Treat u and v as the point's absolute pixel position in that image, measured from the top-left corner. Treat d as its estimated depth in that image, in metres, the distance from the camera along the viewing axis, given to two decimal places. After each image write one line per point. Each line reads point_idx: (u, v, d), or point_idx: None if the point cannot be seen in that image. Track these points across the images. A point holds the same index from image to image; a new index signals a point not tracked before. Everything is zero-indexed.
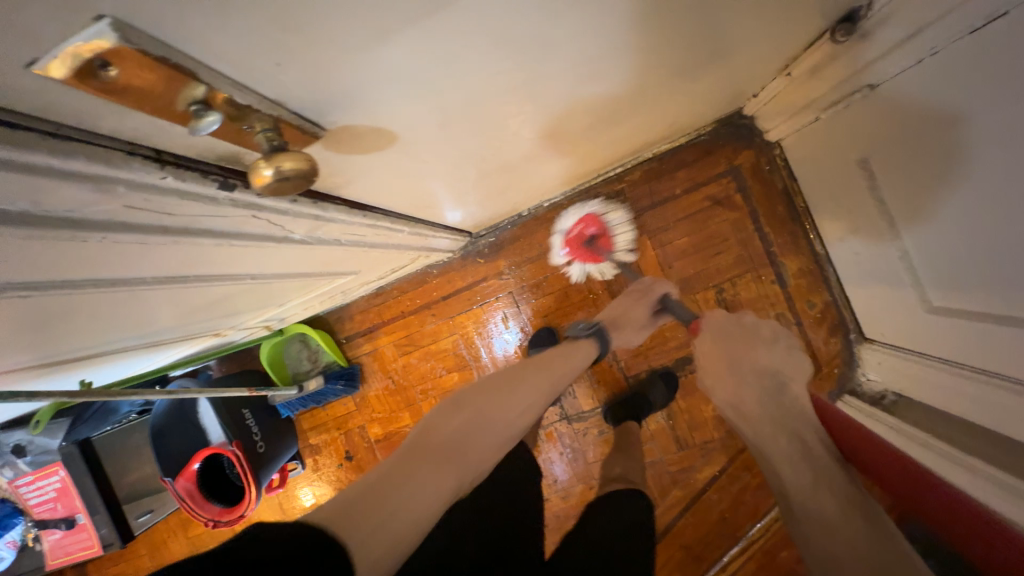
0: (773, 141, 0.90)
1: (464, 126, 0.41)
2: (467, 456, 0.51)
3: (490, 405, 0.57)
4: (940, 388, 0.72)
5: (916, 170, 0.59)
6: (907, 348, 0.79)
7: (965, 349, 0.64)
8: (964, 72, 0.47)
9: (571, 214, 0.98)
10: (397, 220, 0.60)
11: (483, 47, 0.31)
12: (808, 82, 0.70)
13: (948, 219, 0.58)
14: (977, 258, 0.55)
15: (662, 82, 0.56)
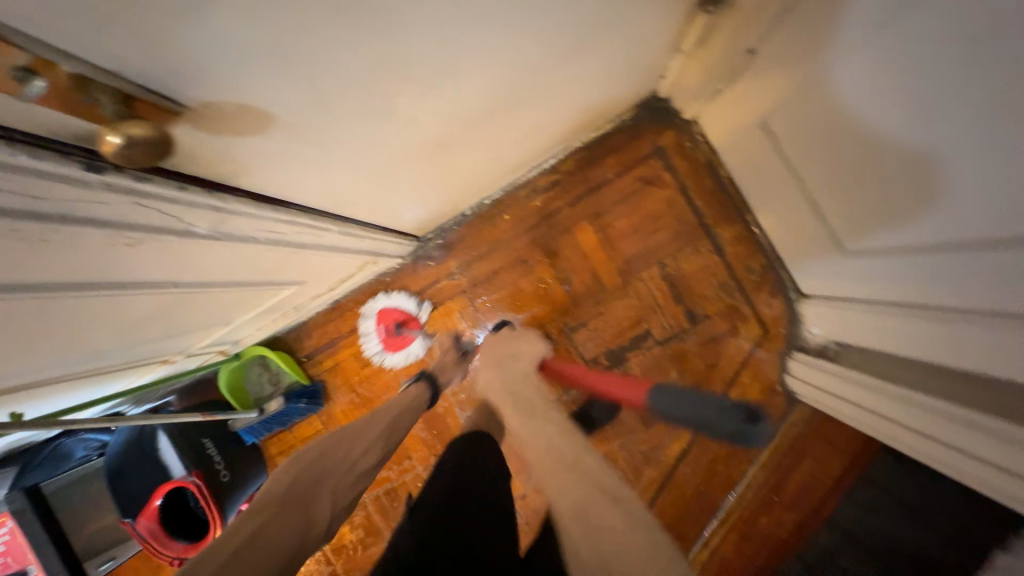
0: (691, 119, 0.95)
1: (349, 110, 0.44)
2: (310, 512, 0.55)
3: (328, 449, 0.62)
4: (872, 329, 0.73)
5: (858, 175, 0.60)
6: (857, 299, 0.75)
7: (882, 287, 0.67)
8: (938, 122, 0.44)
9: (365, 321, 1.08)
10: (320, 218, 0.62)
11: (330, 21, 0.33)
12: (703, 56, 0.75)
13: (849, 161, 0.61)
14: (885, 192, 0.57)
15: (559, 64, 0.60)
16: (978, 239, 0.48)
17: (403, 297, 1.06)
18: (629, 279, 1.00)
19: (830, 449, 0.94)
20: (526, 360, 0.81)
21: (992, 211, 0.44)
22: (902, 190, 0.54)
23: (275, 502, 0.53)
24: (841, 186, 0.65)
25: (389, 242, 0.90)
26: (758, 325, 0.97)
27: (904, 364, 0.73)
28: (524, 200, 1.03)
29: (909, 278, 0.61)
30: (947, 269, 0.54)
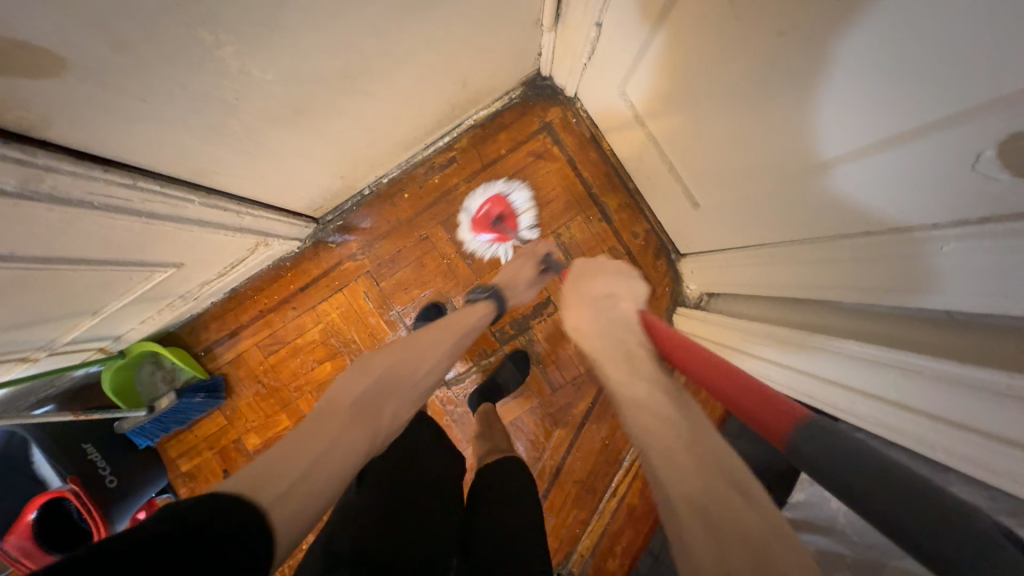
0: (573, 96, 1.02)
1: (163, 59, 0.44)
2: (379, 418, 0.56)
3: (397, 364, 0.61)
4: (738, 271, 0.79)
5: (757, 152, 0.59)
6: (732, 244, 0.79)
7: (731, 230, 0.76)
8: (868, 118, 0.41)
9: (477, 195, 1.04)
10: (168, 184, 0.61)
11: None
12: (565, 33, 0.82)
13: (700, 112, 0.65)
14: (739, 134, 0.60)
15: (414, 33, 0.63)
16: (825, 160, 0.49)
17: (519, 190, 1.04)
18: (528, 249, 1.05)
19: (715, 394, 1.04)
20: (628, 305, 0.64)
21: (842, 126, 0.45)
22: (755, 127, 0.56)
23: (351, 408, 0.54)
24: (699, 139, 0.70)
25: (275, 223, 0.88)
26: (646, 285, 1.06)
27: (776, 302, 0.75)
28: (422, 178, 1.05)
29: (748, 216, 0.69)
30: (803, 201, 0.56)
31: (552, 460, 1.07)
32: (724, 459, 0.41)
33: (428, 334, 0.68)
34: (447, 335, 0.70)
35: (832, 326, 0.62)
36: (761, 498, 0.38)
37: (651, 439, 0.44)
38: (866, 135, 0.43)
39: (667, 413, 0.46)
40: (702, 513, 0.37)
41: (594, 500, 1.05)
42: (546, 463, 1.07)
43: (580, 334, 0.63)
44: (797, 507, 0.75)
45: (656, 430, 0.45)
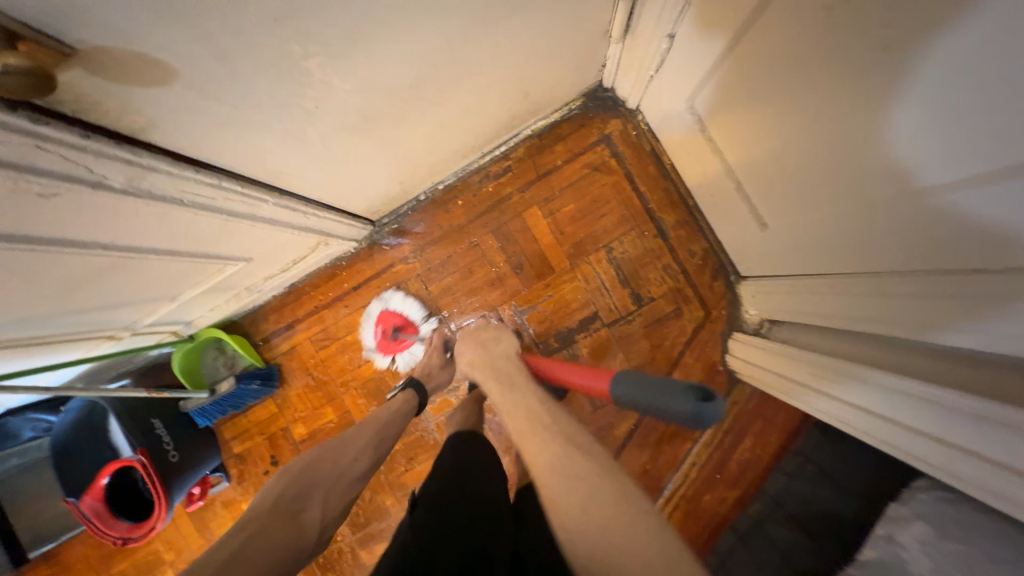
0: (635, 108, 1.00)
1: (256, 69, 0.47)
2: (303, 516, 0.59)
3: (318, 459, 0.66)
4: (807, 298, 0.73)
5: (837, 176, 0.55)
6: (803, 271, 0.73)
7: (804, 255, 0.71)
8: (967, 150, 0.38)
9: (364, 324, 1.08)
10: (249, 185, 0.65)
11: None
12: (634, 44, 0.80)
13: (775, 130, 0.62)
14: (814, 154, 0.57)
15: (486, 44, 0.64)
16: (910, 190, 0.46)
17: (405, 299, 1.06)
18: (577, 262, 1.03)
19: (771, 428, 0.97)
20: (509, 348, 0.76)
21: (937, 154, 0.41)
22: (836, 149, 0.53)
23: (267, 512, 0.56)
24: (771, 157, 0.66)
25: (337, 224, 0.92)
26: (701, 306, 1.01)
27: (850, 337, 0.69)
28: (476, 185, 1.06)
29: (828, 243, 0.64)
30: (886, 230, 0.51)
31: None
32: (572, 434, 0.56)
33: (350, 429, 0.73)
34: (370, 423, 0.75)
35: (922, 369, 0.56)
36: (603, 459, 0.53)
37: (523, 441, 0.58)
38: (966, 166, 0.39)
39: (536, 418, 0.60)
40: (565, 481, 0.51)
41: None
42: None
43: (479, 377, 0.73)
44: (867, 566, 0.68)
45: (520, 427, 0.60)
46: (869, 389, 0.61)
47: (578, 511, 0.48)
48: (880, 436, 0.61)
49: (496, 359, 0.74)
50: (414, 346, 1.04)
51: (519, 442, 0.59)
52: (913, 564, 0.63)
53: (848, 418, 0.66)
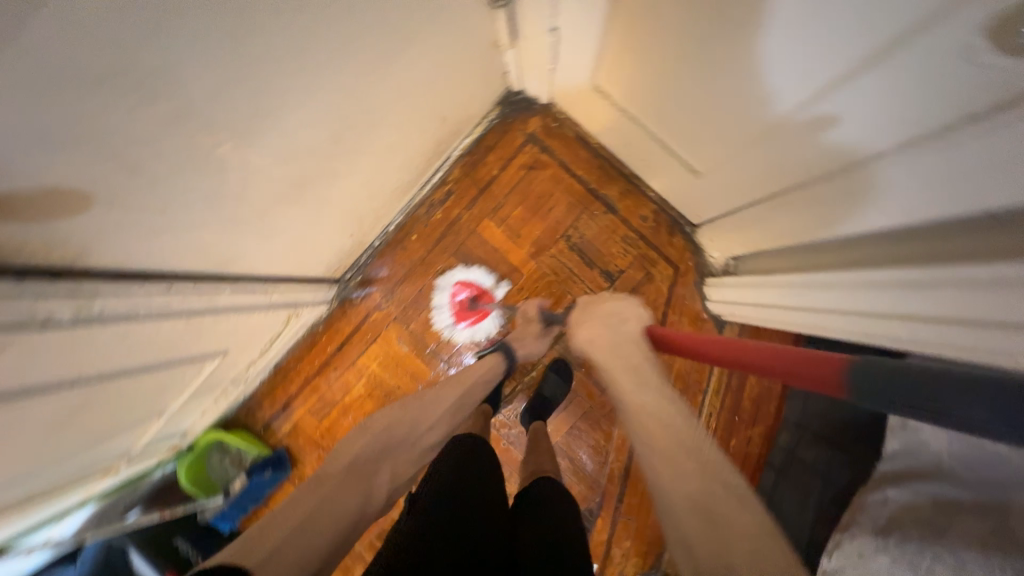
0: (548, 103, 1.04)
1: (170, 168, 0.48)
2: (370, 484, 0.61)
3: (391, 428, 0.69)
4: (758, 225, 0.77)
5: (741, 108, 0.60)
6: (741, 202, 0.78)
7: (740, 188, 0.74)
8: (829, 53, 0.44)
9: (438, 297, 1.08)
10: (199, 281, 0.65)
11: (114, 103, 0.38)
12: (526, 45, 0.83)
13: (675, 84, 0.66)
14: (715, 95, 0.62)
15: (386, 84, 0.67)
16: (803, 102, 0.51)
17: (480, 271, 1.06)
18: (542, 258, 1.06)
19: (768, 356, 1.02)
20: (635, 324, 0.72)
21: (810, 65, 0.47)
22: (733, 81, 0.57)
23: (336, 476, 0.60)
24: (681, 108, 0.71)
25: (302, 291, 0.93)
26: (668, 264, 1.04)
27: (801, 250, 0.73)
28: (425, 216, 1.08)
29: (756, 172, 0.67)
30: (796, 142, 0.57)
31: (618, 461, 1.05)
32: (719, 467, 0.44)
33: (434, 392, 0.77)
34: (453, 390, 0.77)
35: (862, 258, 0.60)
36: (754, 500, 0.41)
37: (655, 448, 0.48)
38: (834, 67, 0.45)
39: (677, 429, 0.50)
40: (695, 511, 0.41)
41: None
42: (613, 465, 1.05)
43: (592, 344, 0.70)
44: (895, 458, 0.70)
45: (657, 433, 0.49)
46: (826, 290, 0.65)
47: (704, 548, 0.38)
48: (845, 333, 0.62)
49: (622, 337, 0.69)
50: (494, 312, 1.06)
51: (648, 445, 0.49)
52: (933, 442, 0.65)
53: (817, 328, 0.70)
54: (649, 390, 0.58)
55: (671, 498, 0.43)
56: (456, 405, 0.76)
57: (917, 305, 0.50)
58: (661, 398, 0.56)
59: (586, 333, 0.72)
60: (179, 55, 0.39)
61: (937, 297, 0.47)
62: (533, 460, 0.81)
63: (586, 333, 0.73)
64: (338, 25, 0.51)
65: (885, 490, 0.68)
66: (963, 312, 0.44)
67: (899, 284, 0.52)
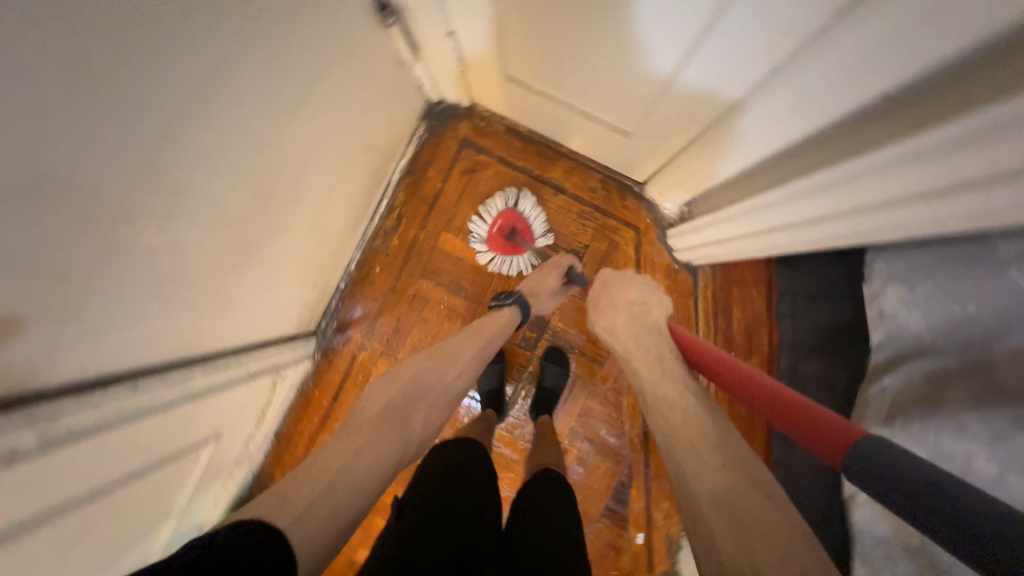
0: (471, 104, 1.05)
1: (100, 267, 0.47)
2: (406, 432, 0.60)
3: (420, 375, 0.66)
4: (697, 166, 0.79)
5: (649, 54, 0.61)
6: (676, 148, 0.80)
7: (671, 134, 0.76)
8: None
9: (498, 203, 1.03)
10: (164, 372, 0.64)
11: (22, 220, 0.37)
12: (431, 55, 0.84)
13: (582, 50, 0.67)
14: (621, 49, 0.63)
15: (300, 128, 0.66)
16: (703, 31, 0.53)
17: (534, 210, 1.04)
18: None
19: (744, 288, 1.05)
20: (661, 313, 0.71)
21: None
22: (634, 30, 0.59)
23: (369, 426, 0.57)
24: (593, 74, 0.72)
25: (279, 352, 0.92)
26: (628, 227, 1.06)
27: (740, 180, 0.75)
28: (382, 246, 1.07)
29: (682, 114, 0.69)
30: (709, 71, 0.58)
31: (635, 428, 1.07)
32: (752, 470, 0.46)
33: (454, 344, 0.73)
34: (478, 338, 0.76)
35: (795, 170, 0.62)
36: (777, 492, 0.44)
37: (680, 440, 0.51)
38: None
39: (702, 426, 0.51)
40: (719, 507, 0.43)
41: None
42: (631, 433, 1.06)
43: (614, 334, 0.71)
44: None
45: (686, 434, 0.51)
46: (771, 213, 0.67)
47: (727, 541, 0.41)
48: (804, 246, 0.65)
49: (646, 326, 0.69)
50: (527, 254, 1.02)
51: (674, 437, 0.52)
52: None
53: (776, 250, 0.72)
54: (670, 379, 0.59)
55: (696, 493, 0.46)
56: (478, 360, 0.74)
57: (860, 196, 0.53)
58: (688, 390, 0.57)
59: (607, 324, 0.73)
60: (75, 156, 0.39)
61: (875, 179, 0.50)
62: (538, 456, 0.83)
63: (614, 320, 0.72)
64: (233, 84, 0.51)
65: (880, 379, 0.67)
66: (901, 189, 0.48)
67: (835, 183, 0.55)
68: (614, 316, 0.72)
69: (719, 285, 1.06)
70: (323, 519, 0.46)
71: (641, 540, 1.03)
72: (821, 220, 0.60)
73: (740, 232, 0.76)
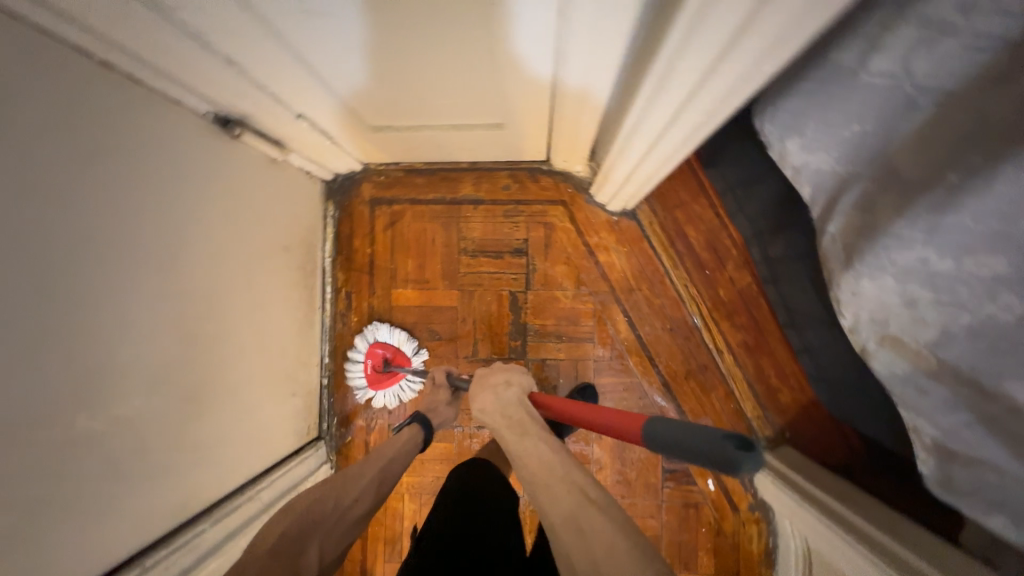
0: (363, 167, 1.08)
1: (40, 471, 0.47)
2: (302, 561, 0.59)
3: (320, 497, 0.68)
4: (573, 122, 0.80)
5: (463, 52, 0.64)
6: (546, 114, 0.81)
7: (534, 107, 0.78)
8: None
9: (358, 347, 1.04)
10: (170, 541, 0.64)
11: None
12: (299, 142, 0.86)
13: (409, 75, 0.70)
14: (435, 59, 0.65)
15: (195, 261, 0.68)
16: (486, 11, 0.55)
17: (399, 335, 1.04)
18: (461, 282, 1.08)
19: (685, 207, 1.05)
20: (519, 385, 0.78)
21: None
22: (431, 41, 0.60)
23: (265, 555, 0.57)
24: (432, 92, 0.75)
25: (291, 470, 0.91)
26: (554, 204, 1.07)
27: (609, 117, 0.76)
28: (345, 328, 1.09)
29: (526, 85, 0.71)
30: (518, 41, 0.60)
31: (653, 380, 1.06)
32: (586, 485, 0.55)
33: (354, 466, 0.75)
34: (375, 459, 0.77)
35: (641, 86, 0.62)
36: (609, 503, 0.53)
37: (539, 488, 0.57)
38: None
39: (550, 461, 0.59)
40: (573, 529, 0.50)
41: (714, 371, 1.05)
42: (653, 387, 1.06)
43: (485, 414, 0.74)
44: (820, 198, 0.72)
45: (536, 474, 0.58)
46: (644, 137, 0.64)
47: (581, 557, 0.47)
48: (693, 145, 0.63)
49: (506, 400, 0.73)
50: (406, 378, 1.03)
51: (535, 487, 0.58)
52: None
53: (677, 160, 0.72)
54: (530, 438, 0.64)
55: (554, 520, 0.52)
56: (374, 476, 0.74)
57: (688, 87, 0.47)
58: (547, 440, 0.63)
59: (479, 404, 0.76)
60: None
61: (685, 67, 0.44)
62: None
63: (478, 405, 0.76)
64: (93, 253, 0.52)
65: (827, 228, 0.64)
66: (712, 58, 0.42)
67: (660, 87, 0.50)
68: (482, 395, 0.77)
69: (663, 216, 1.06)
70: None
71: (712, 487, 1.05)
72: (680, 121, 0.55)
73: (635, 162, 0.77)
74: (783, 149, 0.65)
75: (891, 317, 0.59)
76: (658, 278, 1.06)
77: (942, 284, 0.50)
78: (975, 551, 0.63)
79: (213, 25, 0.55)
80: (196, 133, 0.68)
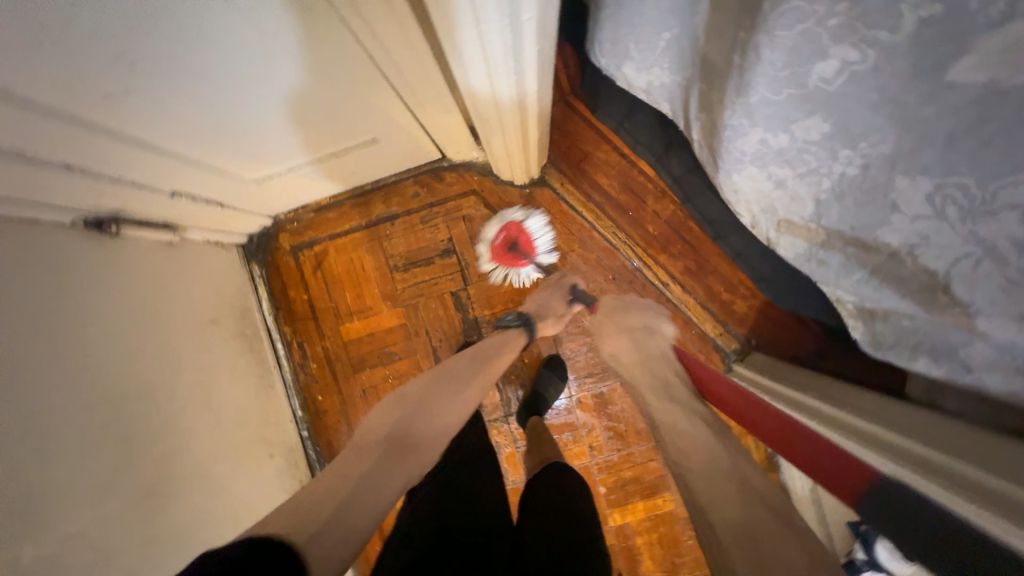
0: (274, 219, 1.09)
1: None
2: (411, 449, 0.62)
3: (435, 397, 0.71)
4: (439, 116, 0.80)
5: (296, 86, 0.64)
6: (412, 120, 0.82)
7: (394, 117, 0.79)
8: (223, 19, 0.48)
9: (497, 217, 1.04)
10: None
11: None
12: (190, 218, 0.87)
13: (258, 121, 0.70)
14: (271, 96, 0.65)
15: (113, 363, 0.69)
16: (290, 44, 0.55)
17: (540, 224, 1.03)
18: (402, 298, 1.09)
19: (590, 158, 1.05)
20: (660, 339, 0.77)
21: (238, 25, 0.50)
22: (256, 84, 0.61)
23: (381, 444, 0.61)
24: (291, 129, 0.75)
25: None
26: (465, 195, 1.07)
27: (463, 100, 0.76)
28: (308, 378, 1.10)
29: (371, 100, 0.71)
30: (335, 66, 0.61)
31: None
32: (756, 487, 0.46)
33: (457, 366, 0.78)
34: (484, 359, 0.81)
35: None
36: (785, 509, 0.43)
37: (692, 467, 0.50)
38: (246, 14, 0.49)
39: (713, 453, 0.51)
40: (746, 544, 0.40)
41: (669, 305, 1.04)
42: None
43: (619, 358, 0.78)
44: None
45: (697, 459, 0.51)
46: (486, 112, 0.65)
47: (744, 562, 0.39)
48: (535, 104, 0.64)
49: (648, 355, 0.73)
50: (530, 266, 1.04)
51: (683, 471, 0.51)
52: None
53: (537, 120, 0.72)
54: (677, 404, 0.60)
55: (706, 508, 0.45)
56: (478, 388, 0.78)
57: (478, 55, 0.48)
58: (697, 419, 0.57)
59: (613, 347, 0.81)
60: None
61: (463, 37, 0.45)
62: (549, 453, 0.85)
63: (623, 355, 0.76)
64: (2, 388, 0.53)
65: (692, 138, 0.64)
66: (476, 23, 0.43)
67: (460, 60, 0.50)
68: (625, 342, 0.78)
69: (572, 173, 1.06)
70: (336, 543, 0.47)
71: None
72: (501, 88, 0.56)
73: (502, 138, 0.77)
74: (626, 75, 0.65)
75: (773, 204, 0.60)
76: (587, 233, 1.06)
77: (792, 157, 0.51)
78: (922, 399, 0.64)
79: (32, 138, 0.54)
80: (68, 243, 0.68)
